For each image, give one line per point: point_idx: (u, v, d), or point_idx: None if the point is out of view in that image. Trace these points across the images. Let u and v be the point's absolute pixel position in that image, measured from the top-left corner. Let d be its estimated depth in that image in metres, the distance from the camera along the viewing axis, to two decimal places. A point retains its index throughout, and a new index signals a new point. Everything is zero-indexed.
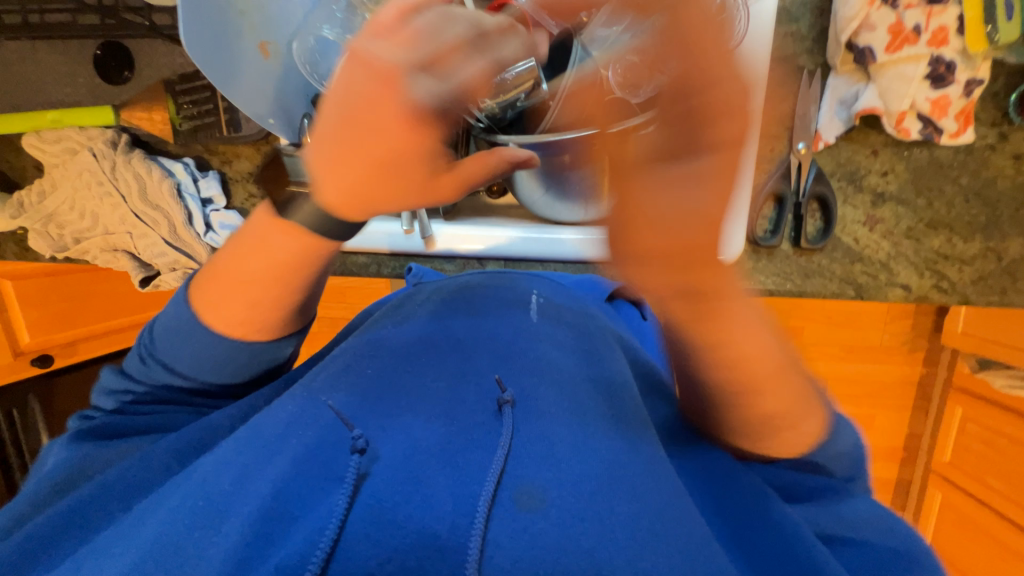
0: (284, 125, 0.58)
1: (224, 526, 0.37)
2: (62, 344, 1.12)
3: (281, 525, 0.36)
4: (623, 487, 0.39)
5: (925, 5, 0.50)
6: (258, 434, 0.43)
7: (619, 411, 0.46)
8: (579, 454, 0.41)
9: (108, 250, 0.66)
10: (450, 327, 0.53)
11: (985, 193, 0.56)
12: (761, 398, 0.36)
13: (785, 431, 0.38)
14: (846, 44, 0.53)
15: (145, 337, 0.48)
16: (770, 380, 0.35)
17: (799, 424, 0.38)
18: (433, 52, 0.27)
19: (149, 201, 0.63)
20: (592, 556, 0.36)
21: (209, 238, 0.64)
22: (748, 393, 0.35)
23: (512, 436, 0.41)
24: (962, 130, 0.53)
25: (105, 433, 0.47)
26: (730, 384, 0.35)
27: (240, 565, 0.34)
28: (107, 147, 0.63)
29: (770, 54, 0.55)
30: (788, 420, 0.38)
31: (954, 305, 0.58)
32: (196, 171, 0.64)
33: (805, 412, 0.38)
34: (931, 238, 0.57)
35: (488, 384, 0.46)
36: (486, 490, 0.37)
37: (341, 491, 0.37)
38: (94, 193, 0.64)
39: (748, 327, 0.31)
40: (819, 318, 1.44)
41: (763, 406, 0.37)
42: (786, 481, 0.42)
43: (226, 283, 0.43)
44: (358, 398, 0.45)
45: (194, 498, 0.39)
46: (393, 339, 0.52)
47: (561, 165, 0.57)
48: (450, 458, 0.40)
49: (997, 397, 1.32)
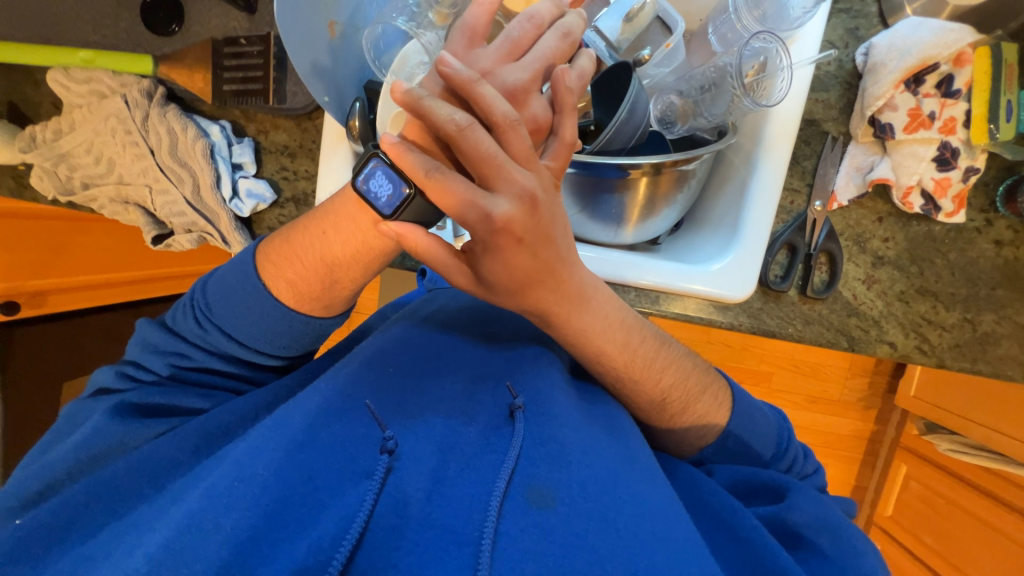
0: (334, 106, 0.58)
1: (261, 508, 0.40)
2: (31, 293, 1.04)
3: (311, 512, 0.41)
4: (626, 493, 0.44)
5: (941, 97, 0.56)
6: (285, 423, 0.45)
7: (614, 432, 0.50)
8: (587, 458, 0.45)
9: (118, 201, 0.63)
10: (467, 334, 0.55)
11: (968, 268, 0.62)
12: (649, 379, 0.54)
13: (691, 409, 0.56)
14: (869, 118, 0.58)
15: (202, 301, 0.51)
16: (652, 363, 0.54)
17: (695, 400, 0.56)
18: (461, 123, 0.39)
19: (177, 157, 0.61)
20: (591, 553, 0.40)
21: (234, 204, 0.62)
22: (646, 376, 0.53)
23: (522, 441, 0.45)
24: (956, 211, 0.60)
25: (153, 401, 0.50)
26: (617, 371, 0.53)
27: (275, 544, 0.39)
28: (142, 97, 0.61)
29: (800, 120, 0.60)
30: (679, 395, 0.55)
31: (931, 367, 0.63)
32: (231, 136, 0.63)
33: (698, 393, 0.56)
34: (919, 303, 0.63)
35: (500, 391, 0.49)
36: (499, 487, 0.42)
37: (370, 484, 0.42)
38: (116, 139, 0.61)
39: (601, 315, 0.50)
40: (786, 366, 1.54)
41: (663, 385, 0.54)
42: (738, 475, 0.56)
43: (291, 261, 0.48)
44: (387, 397, 0.48)
45: (230, 478, 0.42)
46: (420, 333, 0.54)
47: (595, 185, 0.61)
48: (468, 459, 0.45)
49: (938, 459, 1.42)
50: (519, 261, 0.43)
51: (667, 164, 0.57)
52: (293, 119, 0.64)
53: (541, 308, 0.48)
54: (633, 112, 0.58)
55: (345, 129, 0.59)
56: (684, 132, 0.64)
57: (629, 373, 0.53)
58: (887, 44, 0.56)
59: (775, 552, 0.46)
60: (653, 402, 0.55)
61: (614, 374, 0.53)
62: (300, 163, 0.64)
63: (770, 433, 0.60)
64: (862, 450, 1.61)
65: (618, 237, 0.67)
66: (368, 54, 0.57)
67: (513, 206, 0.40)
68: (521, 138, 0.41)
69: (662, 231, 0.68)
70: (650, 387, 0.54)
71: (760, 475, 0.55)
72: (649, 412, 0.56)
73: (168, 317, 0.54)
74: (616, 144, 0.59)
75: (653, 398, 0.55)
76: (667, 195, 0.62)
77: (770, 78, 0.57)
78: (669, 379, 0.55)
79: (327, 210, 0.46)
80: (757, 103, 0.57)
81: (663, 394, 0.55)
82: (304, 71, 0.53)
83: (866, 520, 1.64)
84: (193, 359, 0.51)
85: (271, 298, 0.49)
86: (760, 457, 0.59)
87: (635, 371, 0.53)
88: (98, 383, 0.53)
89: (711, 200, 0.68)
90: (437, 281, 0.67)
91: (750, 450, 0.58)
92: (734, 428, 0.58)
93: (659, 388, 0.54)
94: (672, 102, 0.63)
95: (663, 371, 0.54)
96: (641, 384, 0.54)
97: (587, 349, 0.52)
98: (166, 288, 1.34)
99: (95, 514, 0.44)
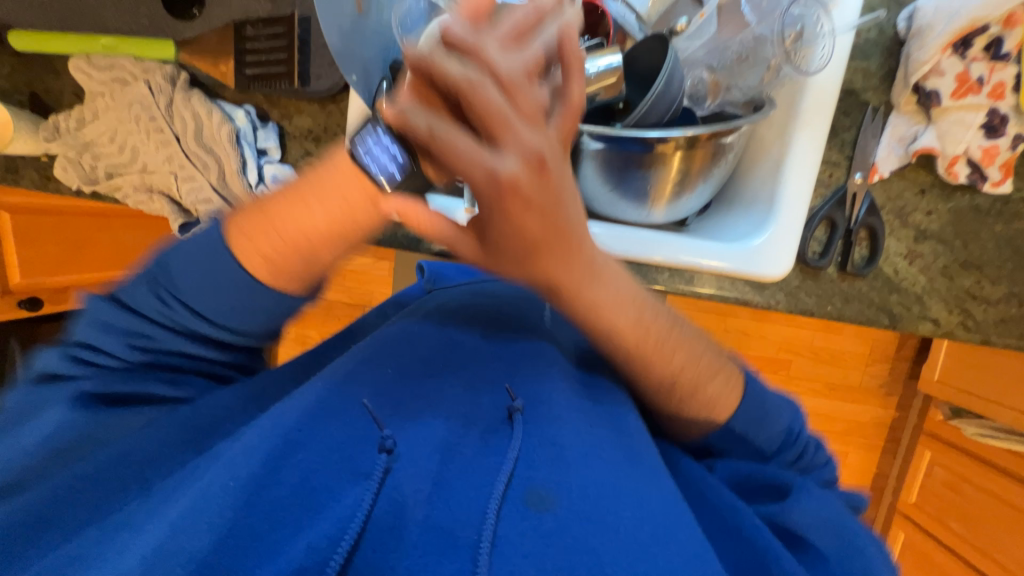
0: (360, 85, 0.56)
1: (257, 509, 0.39)
2: (54, 288, 1.04)
3: (305, 516, 0.39)
4: (629, 496, 0.43)
5: (988, 61, 0.55)
6: (279, 422, 0.44)
7: (620, 431, 0.48)
8: (585, 459, 0.44)
9: (142, 189, 0.63)
10: (470, 327, 0.53)
11: (1016, 240, 0.60)
12: (658, 365, 0.48)
13: (701, 402, 0.50)
14: (913, 86, 0.57)
15: (166, 276, 0.44)
16: (661, 352, 0.48)
17: (710, 395, 0.50)
18: (461, 75, 0.34)
19: (203, 143, 0.60)
20: (589, 554, 0.39)
21: (260, 189, 0.61)
22: (657, 361, 0.48)
23: (521, 443, 0.44)
24: (1003, 180, 0.57)
25: (115, 390, 0.47)
26: (624, 350, 0.48)
27: (270, 547, 0.37)
28: (166, 82, 0.60)
29: (840, 83, 0.58)
30: (687, 385, 0.49)
31: (975, 344, 0.62)
32: (256, 120, 0.62)
33: (711, 389, 0.50)
34: (963, 277, 0.61)
35: (500, 392, 0.48)
36: (497, 490, 0.41)
37: (368, 483, 0.41)
38: (139, 127, 0.61)
39: (616, 285, 0.45)
40: (805, 353, 1.52)
41: (675, 372, 0.49)
42: (743, 471, 0.51)
43: (267, 233, 0.42)
44: (386, 398, 0.46)
45: (223, 477, 0.41)
46: (421, 325, 0.53)
47: (624, 163, 0.59)
48: (466, 462, 0.44)
49: (966, 445, 1.39)
50: (526, 227, 0.38)
51: (701, 137, 0.55)
52: (316, 102, 0.63)
53: (550, 287, 0.43)
54: (670, 84, 0.56)
55: (370, 110, 0.58)
56: (715, 108, 0.62)
57: (640, 356, 0.48)
58: (933, 7, 0.54)
59: (778, 559, 0.44)
60: (664, 388, 0.50)
61: (625, 354, 0.48)
62: (325, 148, 0.63)
63: (780, 422, 0.53)
64: (884, 438, 1.59)
65: (647, 216, 0.65)
66: (396, 30, 0.56)
67: (520, 167, 0.35)
68: (530, 93, 0.35)
69: (694, 209, 0.66)
70: (659, 372, 0.49)
71: (768, 472, 0.51)
72: (659, 398, 0.51)
73: (119, 289, 0.46)
74: (652, 118, 0.57)
75: (664, 386, 0.50)
76: (700, 171, 0.60)
77: (807, 45, 0.57)
78: (681, 368, 0.49)
79: (308, 180, 0.41)
80: (797, 69, 0.57)
81: (675, 383, 0.49)
82: (333, 48, 0.51)
83: (888, 508, 1.62)
84: (157, 340, 0.46)
85: (245, 274, 0.43)
86: (775, 458, 0.53)
87: (647, 354, 0.48)
88: (44, 367, 0.48)
89: (744, 181, 0.66)
90: (436, 282, 0.63)
91: (759, 452, 0.52)
92: (744, 429, 0.51)
93: (670, 374, 0.49)
94: (701, 78, 0.61)
95: (674, 358, 0.48)
96: (651, 370, 0.49)
97: (595, 328, 0.46)
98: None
99: (126, 501, 0.44)
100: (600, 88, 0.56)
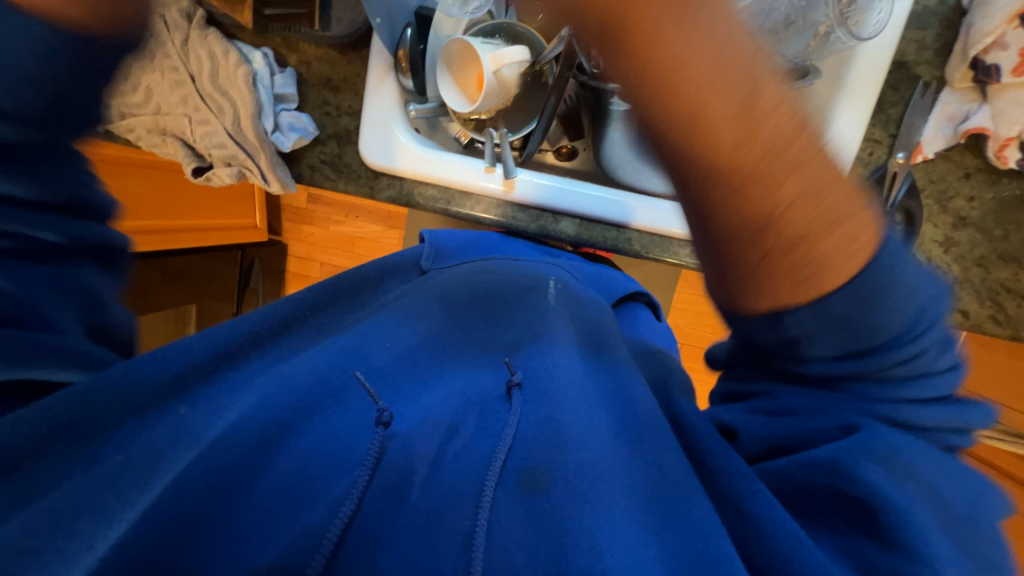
0: (385, 28, 0.60)
1: (253, 496, 0.39)
2: None
3: (304, 501, 0.39)
4: (630, 482, 0.40)
5: None
6: (273, 394, 0.44)
7: (627, 408, 0.45)
8: (584, 440, 0.42)
9: (155, 131, 0.61)
10: (464, 318, 0.55)
11: None
12: (729, 205, 0.29)
13: (787, 295, 0.30)
14: (971, 60, 0.53)
15: None
16: (742, 179, 0.28)
17: (807, 287, 0.30)
18: None
19: (218, 84, 0.59)
20: (586, 537, 0.36)
21: (275, 137, 0.60)
22: (729, 197, 0.28)
23: (519, 419, 0.45)
24: None
25: None
26: (713, 168, 0.28)
27: (271, 527, 0.38)
28: (181, 18, 0.58)
29: (892, 57, 0.55)
30: (772, 261, 0.29)
31: (1005, 339, 0.58)
32: (273, 64, 0.61)
33: (813, 277, 0.29)
34: (999, 269, 0.58)
35: (501, 368, 0.50)
36: (492, 475, 0.40)
37: (358, 476, 0.39)
38: (154, 65, 0.59)
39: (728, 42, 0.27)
40: None
41: (757, 231, 0.29)
42: (802, 415, 0.34)
43: None
44: (380, 374, 0.48)
45: (206, 455, 0.39)
46: (415, 307, 0.54)
47: None
48: (463, 445, 0.44)
49: None
50: None
51: None
52: (336, 48, 0.62)
53: (619, 46, 0.28)
54: None
55: (393, 58, 0.62)
56: None
57: (709, 178, 0.29)
58: None
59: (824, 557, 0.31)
60: (730, 252, 0.30)
61: (683, 170, 0.29)
62: (343, 98, 0.63)
63: (908, 311, 0.31)
64: None
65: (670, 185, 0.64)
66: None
67: None
68: None
69: None
70: (726, 220, 0.29)
71: (840, 411, 0.33)
72: (712, 272, 0.32)
73: None
74: None
75: (739, 255, 0.30)
76: None
77: (862, 12, 0.54)
78: (780, 228, 0.28)
79: None
80: (850, 34, 0.54)
81: (756, 253, 0.29)
82: None
83: None
84: None
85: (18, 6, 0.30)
86: (884, 385, 0.33)
87: (721, 182, 0.28)
88: None
89: None
90: (435, 262, 0.62)
91: (843, 383, 0.33)
92: (838, 348, 0.32)
93: (746, 230, 0.29)
94: None
95: (765, 194, 0.28)
96: (712, 213, 0.29)
97: (650, 116, 0.29)
98: (210, 238, 1.33)
99: None
100: None
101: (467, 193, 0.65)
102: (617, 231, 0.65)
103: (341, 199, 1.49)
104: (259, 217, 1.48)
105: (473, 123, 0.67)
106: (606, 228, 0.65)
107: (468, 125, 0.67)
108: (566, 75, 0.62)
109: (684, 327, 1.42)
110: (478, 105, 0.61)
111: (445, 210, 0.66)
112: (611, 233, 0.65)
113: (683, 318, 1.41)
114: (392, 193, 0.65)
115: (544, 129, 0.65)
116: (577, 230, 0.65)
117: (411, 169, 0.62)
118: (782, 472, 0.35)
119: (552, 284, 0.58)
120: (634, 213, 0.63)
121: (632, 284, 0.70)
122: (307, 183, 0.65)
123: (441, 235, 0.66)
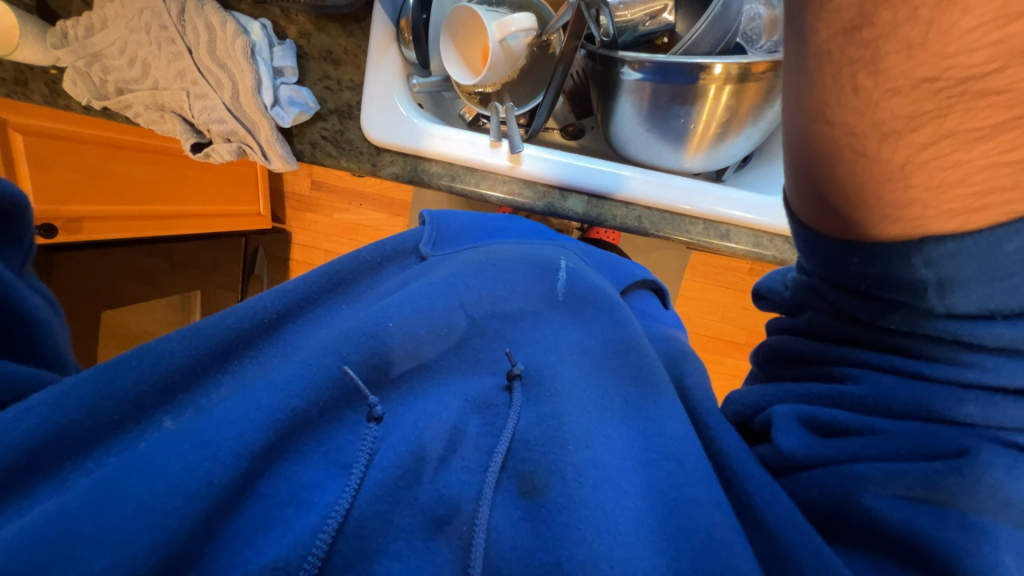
0: None
1: (244, 513, 0.37)
2: (69, 217, 0.98)
3: (291, 513, 0.38)
4: (630, 486, 0.40)
5: None
6: (249, 398, 0.37)
7: (634, 409, 0.45)
8: (588, 439, 0.43)
9: (154, 108, 0.60)
10: (470, 305, 0.49)
11: None
12: (924, 69, 0.25)
13: (948, 209, 0.29)
14: None
15: None
16: (956, 33, 0.23)
17: (984, 198, 0.28)
18: None
19: (215, 57, 0.57)
20: (582, 543, 0.37)
21: (275, 111, 0.59)
22: (926, 59, 0.25)
23: (519, 416, 0.45)
24: None
25: None
26: (842, 116, 0.30)
27: (257, 532, 0.36)
28: None
29: None
30: (955, 149, 0.27)
31: None
32: (271, 36, 0.60)
33: (1003, 184, 0.27)
34: None
35: (500, 355, 0.49)
36: (490, 480, 0.41)
37: (350, 477, 0.40)
38: (150, 38, 0.57)
39: None
40: None
41: (948, 110, 0.26)
42: (894, 401, 0.34)
43: None
44: (370, 366, 0.42)
45: (174, 464, 0.34)
46: (417, 286, 0.48)
47: (669, 101, 0.57)
48: (465, 465, 0.43)
49: None
50: None
51: (755, 70, 0.53)
52: (337, 20, 0.61)
53: None
54: (726, 12, 0.57)
55: (396, 28, 0.62)
56: (767, 47, 0.67)
57: (898, 38, 0.25)
58: None
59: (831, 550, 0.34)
60: (889, 148, 0.29)
61: (865, 33, 0.26)
62: (345, 71, 0.62)
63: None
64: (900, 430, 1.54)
65: (681, 160, 0.64)
66: None
67: None
68: None
69: (737, 156, 0.65)
70: (908, 92, 0.26)
71: (926, 397, 0.33)
72: (846, 188, 0.32)
73: None
74: (703, 46, 0.59)
75: (903, 147, 0.28)
76: (749, 110, 0.57)
77: None
78: (988, 103, 0.25)
79: None
80: None
81: (931, 144, 0.27)
82: None
83: None
84: None
85: None
86: (1008, 362, 0.31)
87: (916, 38, 0.24)
88: None
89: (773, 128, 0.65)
90: (435, 247, 0.58)
91: (960, 350, 0.32)
92: (979, 305, 0.31)
93: (929, 110, 0.26)
94: (758, 15, 0.67)
95: (985, 50, 0.23)
96: (881, 96, 0.27)
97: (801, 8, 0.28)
98: (212, 226, 1.35)
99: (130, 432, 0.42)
100: (648, 14, 0.62)
101: (471, 170, 0.64)
102: (626, 208, 0.63)
103: (345, 186, 1.48)
104: (262, 206, 1.48)
105: (478, 97, 0.66)
106: (614, 205, 0.63)
107: (472, 100, 0.66)
108: (576, 44, 0.57)
109: (693, 315, 1.39)
110: (482, 77, 0.61)
111: (449, 186, 0.64)
112: (620, 209, 0.63)
113: (691, 306, 1.39)
114: (396, 170, 0.63)
115: (550, 105, 0.62)
116: (585, 206, 0.63)
117: (417, 146, 0.62)
118: (816, 482, 0.36)
119: (563, 266, 0.55)
120: (627, 185, 0.62)
121: (641, 270, 0.67)
122: (309, 161, 0.63)
123: (443, 215, 0.63)
